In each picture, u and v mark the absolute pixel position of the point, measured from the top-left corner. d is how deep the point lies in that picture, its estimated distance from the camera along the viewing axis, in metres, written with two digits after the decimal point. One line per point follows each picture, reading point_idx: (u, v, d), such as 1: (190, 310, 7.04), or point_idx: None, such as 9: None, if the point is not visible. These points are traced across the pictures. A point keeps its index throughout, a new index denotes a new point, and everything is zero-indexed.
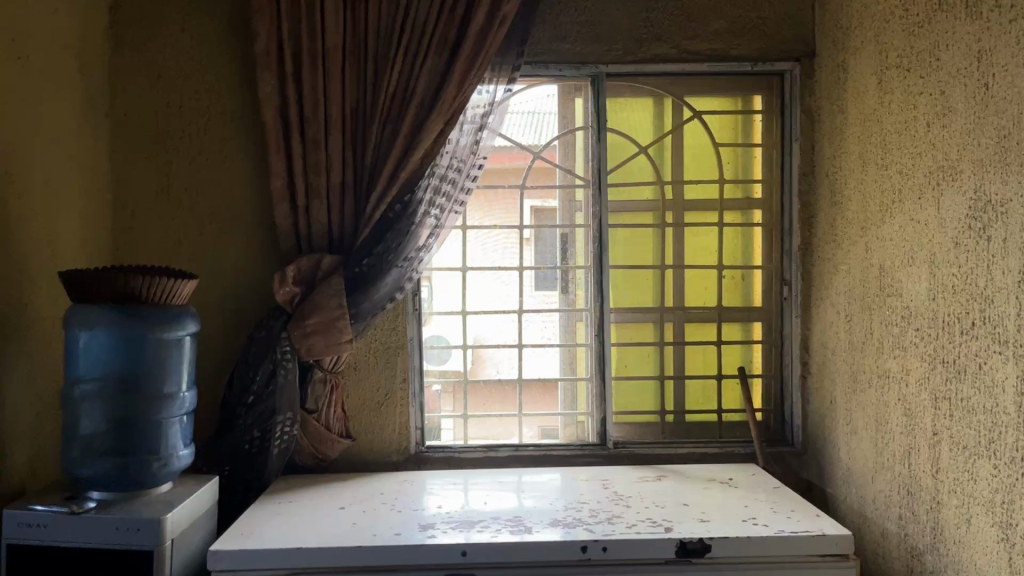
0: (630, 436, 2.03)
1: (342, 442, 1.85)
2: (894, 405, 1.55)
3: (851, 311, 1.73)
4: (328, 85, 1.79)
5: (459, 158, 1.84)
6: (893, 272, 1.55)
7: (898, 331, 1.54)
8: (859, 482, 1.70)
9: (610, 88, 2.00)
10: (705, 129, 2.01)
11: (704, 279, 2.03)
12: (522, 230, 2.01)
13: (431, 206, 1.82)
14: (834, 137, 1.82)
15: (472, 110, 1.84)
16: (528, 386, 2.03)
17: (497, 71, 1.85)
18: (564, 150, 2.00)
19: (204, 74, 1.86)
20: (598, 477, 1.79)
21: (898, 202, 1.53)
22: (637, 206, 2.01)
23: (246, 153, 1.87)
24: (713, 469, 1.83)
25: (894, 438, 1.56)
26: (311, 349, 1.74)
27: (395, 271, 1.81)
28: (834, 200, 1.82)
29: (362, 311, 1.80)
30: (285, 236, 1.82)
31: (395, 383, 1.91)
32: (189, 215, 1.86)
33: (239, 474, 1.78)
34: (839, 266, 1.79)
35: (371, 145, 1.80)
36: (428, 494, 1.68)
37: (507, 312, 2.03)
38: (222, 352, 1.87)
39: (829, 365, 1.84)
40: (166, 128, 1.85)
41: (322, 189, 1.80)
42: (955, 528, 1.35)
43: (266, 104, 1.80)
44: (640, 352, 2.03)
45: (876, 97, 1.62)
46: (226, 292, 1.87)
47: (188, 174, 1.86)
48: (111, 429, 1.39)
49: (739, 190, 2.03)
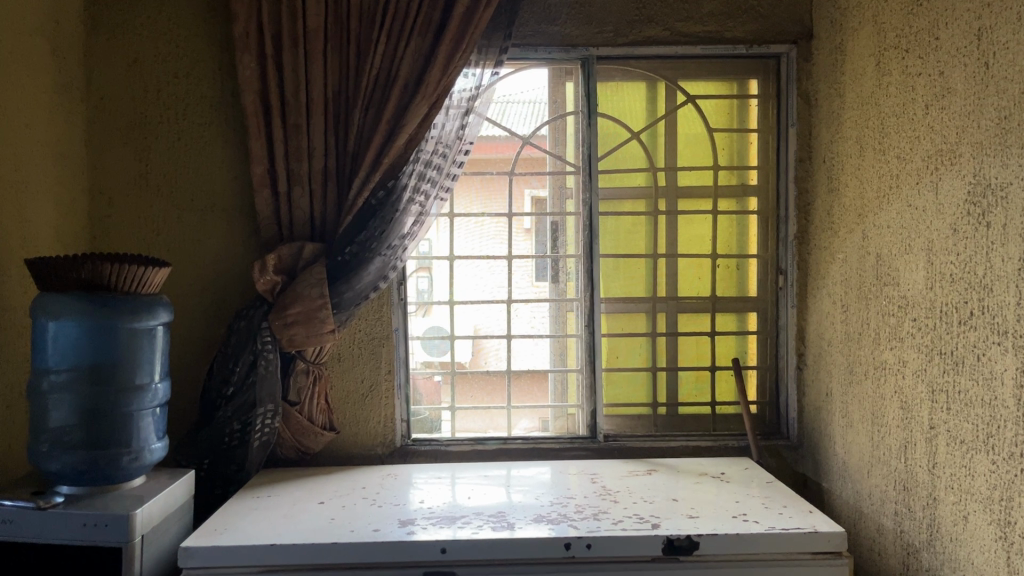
0: (622, 429, 1.98)
1: (326, 435, 1.80)
2: (891, 398, 1.50)
3: (848, 301, 1.68)
4: (309, 68, 1.74)
5: (444, 143, 1.78)
6: (890, 260, 1.50)
7: (895, 321, 1.49)
8: (855, 477, 1.65)
9: (601, 71, 1.94)
10: (699, 114, 1.96)
11: (697, 269, 1.98)
12: (513, 219, 1.96)
13: (416, 192, 1.76)
14: (831, 122, 1.77)
15: (458, 94, 1.78)
16: (518, 377, 1.98)
17: (483, 54, 1.79)
18: (554, 136, 1.95)
19: (182, 58, 1.81)
20: (587, 471, 1.74)
21: (896, 187, 1.48)
22: (629, 193, 1.96)
23: (226, 139, 1.82)
24: (705, 463, 1.79)
25: (890, 432, 1.51)
26: (293, 340, 1.70)
27: (378, 260, 1.75)
28: (831, 186, 1.77)
29: (345, 300, 1.73)
30: (266, 223, 1.77)
31: (380, 374, 1.87)
32: (168, 203, 1.82)
33: (218, 468, 1.73)
34: (836, 255, 1.74)
35: (354, 130, 1.75)
36: (411, 488, 1.64)
37: (496, 302, 1.98)
38: (202, 343, 1.83)
39: (825, 357, 1.79)
40: (144, 113, 1.80)
41: (303, 175, 1.75)
42: (952, 526, 1.30)
43: (245, 88, 1.75)
44: (631, 343, 1.99)
45: (874, 79, 1.57)
46: (207, 280, 1.83)
47: (167, 160, 1.81)
48: (83, 424, 1.34)
49: (733, 177, 1.97)
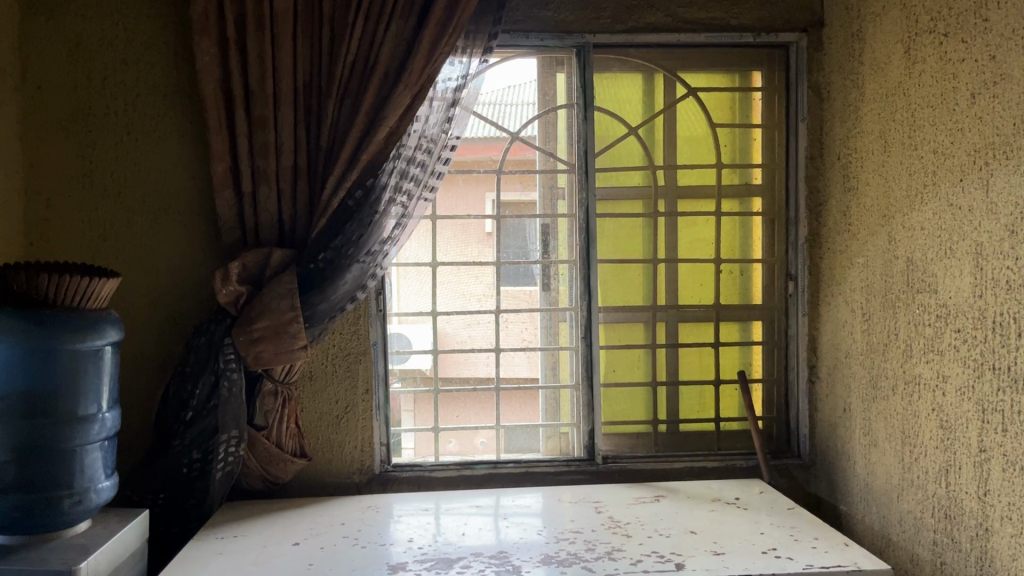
0: (620, 449, 1.83)
1: (297, 462, 1.62)
2: (926, 415, 1.37)
3: (870, 309, 1.55)
4: (277, 54, 1.56)
5: (428, 138, 1.60)
6: (924, 265, 1.37)
7: (931, 332, 1.36)
8: (881, 500, 1.52)
9: (597, 61, 1.78)
10: (700, 108, 1.82)
11: (699, 274, 1.84)
12: (485, 223, 1.80)
13: (398, 192, 1.59)
14: (847, 116, 1.64)
15: (442, 84, 1.61)
16: (507, 395, 1.82)
17: (471, 40, 1.62)
18: (545, 131, 1.79)
19: (131, 42, 1.61)
20: (587, 499, 1.59)
21: (931, 185, 1.35)
22: (625, 193, 1.81)
23: (181, 134, 1.62)
24: (715, 487, 1.64)
25: (927, 454, 1.38)
26: (259, 357, 1.51)
27: (356, 267, 1.57)
28: (847, 185, 1.64)
29: (318, 313, 1.55)
30: (228, 228, 1.59)
31: (357, 395, 1.69)
32: (116, 205, 1.62)
33: (175, 503, 1.54)
34: (854, 259, 1.61)
35: (328, 123, 1.57)
36: (395, 524, 1.46)
37: (484, 313, 1.81)
38: (156, 362, 1.62)
39: (842, 370, 1.66)
40: (87, 103, 1.60)
41: (270, 172, 1.57)
42: (1009, 561, 1.17)
43: (204, 76, 1.56)
44: (629, 356, 1.84)
45: (901, 68, 1.44)
46: (161, 291, 1.62)
47: (113, 157, 1.61)
48: (14, 463, 1.14)
49: (736, 176, 1.83)
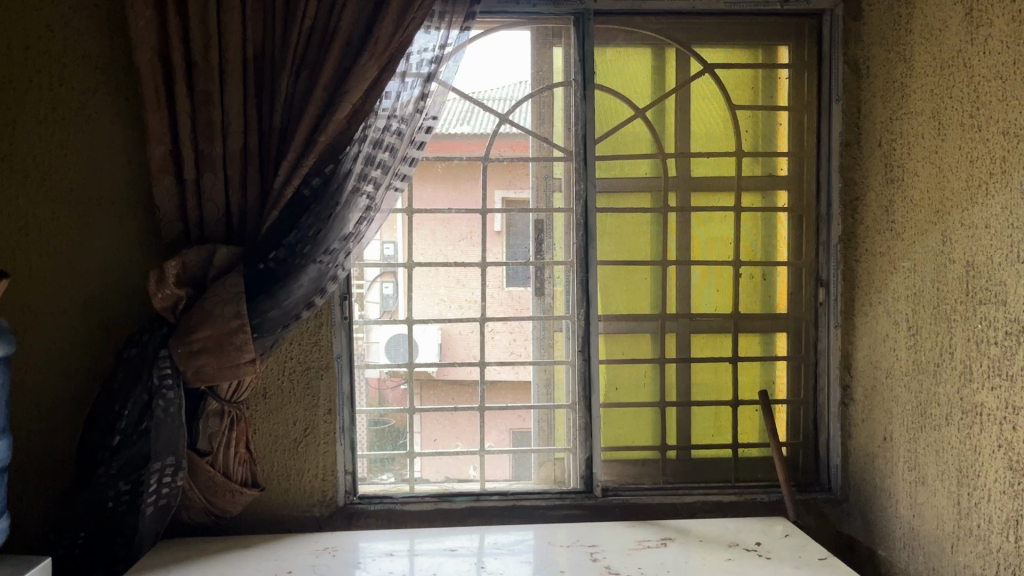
0: (623, 479, 1.60)
1: (247, 494, 1.39)
2: (992, 452, 1.13)
3: (919, 322, 1.31)
4: (223, 19, 1.34)
5: (400, 116, 1.37)
6: (991, 271, 1.13)
7: (999, 352, 1.11)
8: (930, 550, 1.28)
9: (599, 32, 1.55)
10: (717, 87, 1.58)
11: (716, 279, 1.60)
12: (486, 217, 1.57)
13: (363, 180, 1.36)
14: (890, 95, 1.40)
15: (417, 56, 1.38)
16: (494, 416, 1.58)
17: (450, 5, 1.38)
18: (539, 112, 1.56)
19: (56, 5, 1.38)
20: (582, 542, 1.35)
21: (999, 174, 1.11)
22: (631, 185, 1.58)
23: (116, 112, 1.40)
24: (733, 528, 1.40)
25: (991, 499, 1.14)
26: (200, 373, 1.29)
27: (313, 267, 1.35)
28: (890, 175, 1.40)
29: (267, 322, 1.32)
30: (169, 222, 1.36)
31: (318, 416, 1.47)
32: (40, 195, 1.39)
33: (98, 544, 1.33)
34: (898, 263, 1.37)
35: (281, 98, 1.34)
36: (355, 571, 1.24)
37: (467, 321, 1.57)
38: (85, 376, 1.41)
39: (882, 392, 1.42)
40: (6, 76, 1.38)
41: (215, 158, 1.35)
42: None
43: (139, 45, 1.34)
44: (633, 371, 1.60)
45: (961, 33, 1.20)
46: (91, 294, 1.41)
47: (37, 139, 1.39)
48: None
49: (758, 166, 1.60)
